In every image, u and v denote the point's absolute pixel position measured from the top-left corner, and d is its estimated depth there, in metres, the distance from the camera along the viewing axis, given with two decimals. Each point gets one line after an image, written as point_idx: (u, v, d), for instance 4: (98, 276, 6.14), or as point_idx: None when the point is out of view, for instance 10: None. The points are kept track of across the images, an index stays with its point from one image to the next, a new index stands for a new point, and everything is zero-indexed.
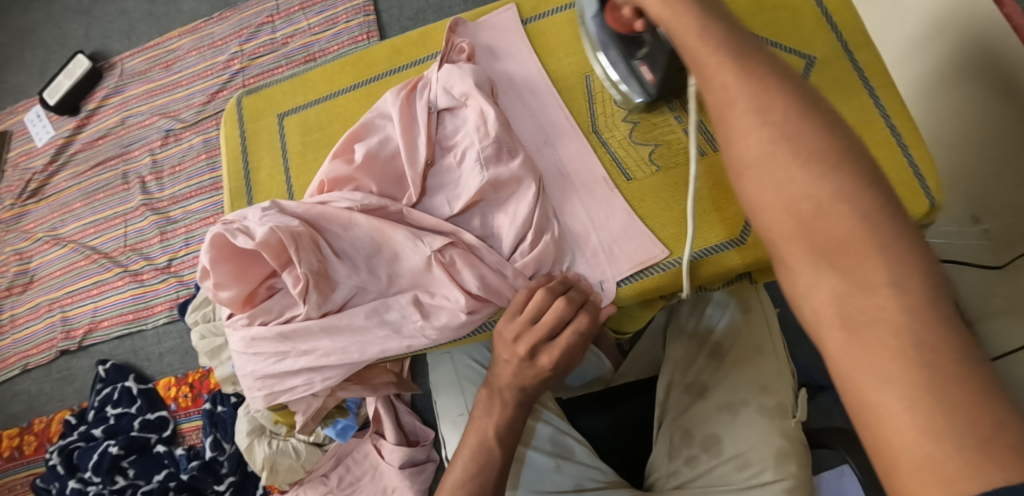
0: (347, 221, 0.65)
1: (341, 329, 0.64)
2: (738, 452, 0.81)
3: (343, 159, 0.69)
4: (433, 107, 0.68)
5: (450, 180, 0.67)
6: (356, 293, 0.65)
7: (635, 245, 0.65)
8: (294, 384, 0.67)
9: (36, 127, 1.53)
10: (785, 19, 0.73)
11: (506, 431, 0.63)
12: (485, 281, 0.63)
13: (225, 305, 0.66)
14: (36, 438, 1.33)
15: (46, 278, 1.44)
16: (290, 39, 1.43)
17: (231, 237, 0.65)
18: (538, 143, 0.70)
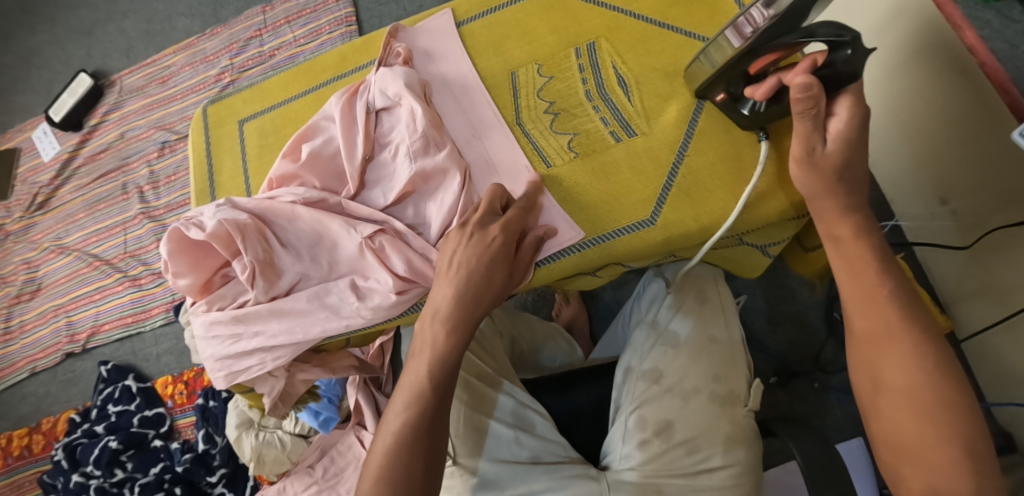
0: (291, 214, 0.71)
1: (286, 311, 0.70)
2: (688, 437, 0.82)
3: (291, 157, 0.75)
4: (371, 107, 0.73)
5: (385, 174, 0.72)
6: (300, 278, 0.71)
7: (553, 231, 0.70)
8: (249, 364, 0.72)
9: (43, 143, 1.62)
10: (699, 8, 0.77)
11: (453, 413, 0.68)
12: (414, 266, 0.68)
13: (184, 292, 0.72)
14: (43, 437, 1.41)
15: (52, 285, 1.52)
16: (277, 52, 1.50)
17: (185, 231, 0.70)
18: (464, 136, 0.75)
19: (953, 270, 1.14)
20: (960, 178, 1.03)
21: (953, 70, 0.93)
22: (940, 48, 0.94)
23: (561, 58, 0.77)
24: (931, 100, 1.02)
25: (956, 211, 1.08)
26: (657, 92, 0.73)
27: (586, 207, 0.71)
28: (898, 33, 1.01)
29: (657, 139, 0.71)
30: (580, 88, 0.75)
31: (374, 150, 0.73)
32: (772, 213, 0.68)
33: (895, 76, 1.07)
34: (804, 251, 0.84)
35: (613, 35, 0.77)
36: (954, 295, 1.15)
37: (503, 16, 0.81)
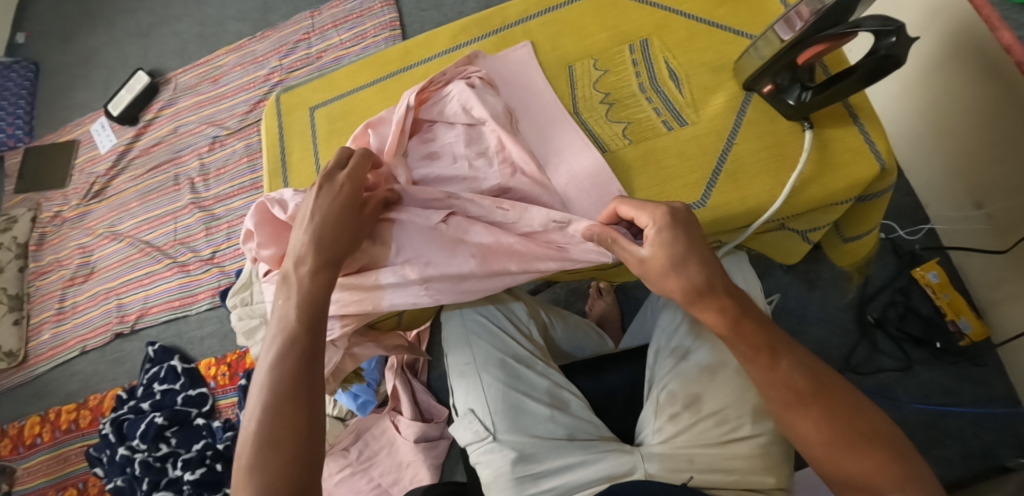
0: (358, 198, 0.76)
1: (357, 285, 0.76)
2: (717, 409, 0.85)
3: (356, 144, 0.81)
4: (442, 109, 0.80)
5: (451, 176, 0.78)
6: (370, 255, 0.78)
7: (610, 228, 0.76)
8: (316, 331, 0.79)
9: (101, 136, 1.71)
10: (745, 9, 0.82)
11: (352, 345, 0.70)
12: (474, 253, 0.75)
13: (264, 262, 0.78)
14: (90, 413, 1.47)
15: (105, 269, 1.60)
16: (323, 54, 1.58)
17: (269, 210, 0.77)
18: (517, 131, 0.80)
19: (988, 276, 1.21)
20: (995, 174, 1.12)
21: (989, 68, 1.04)
22: (977, 48, 1.05)
23: (614, 53, 0.83)
24: (966, 101, 1.11)
25: (991, 215, 1.16)
26: (705, 84, 0.79)
27: (640, 189, 0.76)
28: (934, 36, 1.12)
29: (706, 128, 0.77)
30: (633, 81, 0.81)
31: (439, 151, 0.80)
32: (817, 195, 0.73)
33: (930, 78, 1.17)
34: (843, 241, 0.88)
35: (663, 33, 0.83)
36: (990, 301, 1.22)
37: (559, 15, 0.87)
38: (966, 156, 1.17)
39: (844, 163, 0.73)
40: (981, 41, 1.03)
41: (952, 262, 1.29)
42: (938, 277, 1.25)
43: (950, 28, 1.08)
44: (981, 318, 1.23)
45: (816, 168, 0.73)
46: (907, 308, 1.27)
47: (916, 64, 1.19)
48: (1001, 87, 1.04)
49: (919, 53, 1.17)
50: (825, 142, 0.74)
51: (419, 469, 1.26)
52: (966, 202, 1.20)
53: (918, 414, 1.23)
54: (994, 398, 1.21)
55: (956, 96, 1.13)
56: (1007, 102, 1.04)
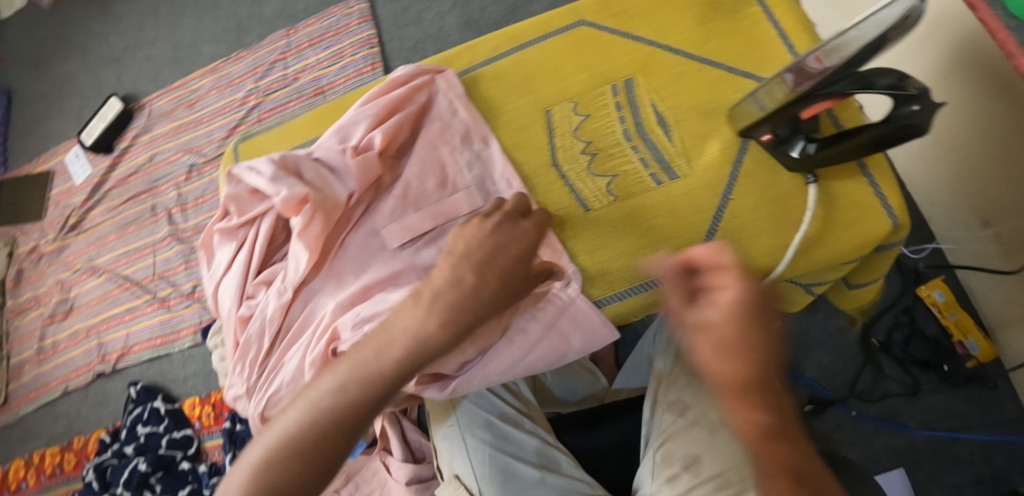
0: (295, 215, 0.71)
1: (257, 352, 0.75)
2: (717, 472, 0.82)
3: (339, 137, 0.76)
4: (471, 153, 0.77)
5: (436, 228, 0.73)
6: (273, 337, 0.75)
7: (546, 332, 0.72)
8: (233, 382, 0.78)
9: (75, 166, 1.65)
10: (743, 39, 0.77)
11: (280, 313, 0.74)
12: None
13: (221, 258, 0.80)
14: (75, 456, 1.42)
15: (84, 306, 1.54)
16: (300, 74, 1.51)
17: (234, 198, 0.78)
18: (504, 182, 0.76)
19: (997, 296, 1.14)
20: (1001, 192, 1.06)
21: (994, 80, 0.98)
22: (978, 60, 0.99)
23: (596, 95, 0.78)
24: (971, 116, 1.05)
25: (999, 234, 1.10)
26: (696, 130, 0.74)
27: (635, 246, 0.73)
28: (934, 49, 1.06)
29: (698, 182, 0.72)
30: (617, 127, 0.76)
31: (434, 191, 0.75)
32: (828, 255, 0.70)
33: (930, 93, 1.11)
34: (848, 288, 0.82)
35: (650, 72, 0.77)
36: (999, 320, 1.15)
37: (530, 52, 0.81)
38: (972, 173, 1.10)
39: (853, 222, 0.70)
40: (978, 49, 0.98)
41: (958, 280, 1.22)
42: (944, 297, 1.19)
43: (949, 40, 1.02)
44: (990, 339, 1.17)
45: (824, 225, 0.70)
46: (912, 330, 1.21)
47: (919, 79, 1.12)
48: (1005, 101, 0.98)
49: (918, 66, 1.11)
50: (832, 198, 0.71)
51: None
52: (971, 219, 1.14)
53: (926, 441, 1.17)
54: (1006, 421, 1.15)
55: (959, 111, 1.07)
56: (1012, 114, 0.98)
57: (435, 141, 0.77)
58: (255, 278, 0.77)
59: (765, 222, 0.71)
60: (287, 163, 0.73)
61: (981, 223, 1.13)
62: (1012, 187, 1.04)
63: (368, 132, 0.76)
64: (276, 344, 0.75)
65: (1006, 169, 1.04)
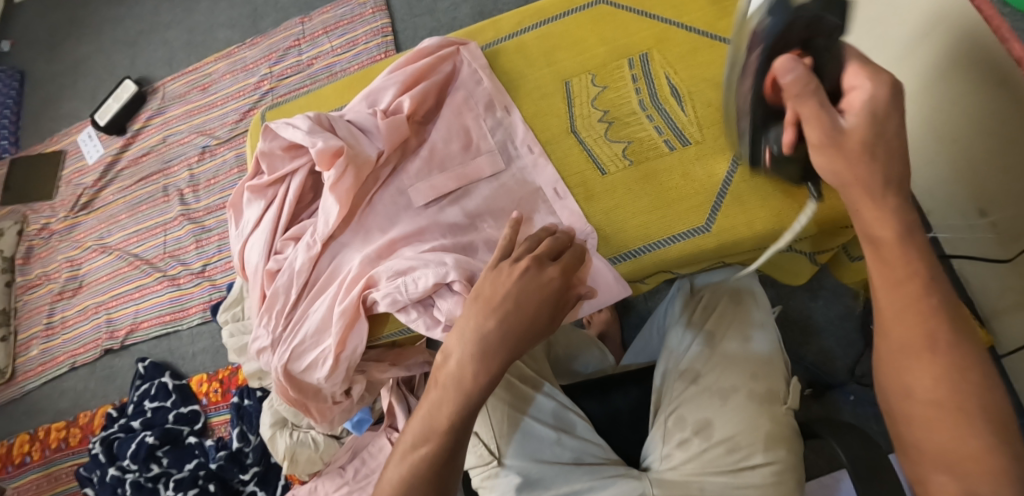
0: (328, 169, 0.77)
1: (285, 302, 0.81)
2: (727, 436, 0.86)
3: (368, 102, 0.82)
4: (494, 119, 0.81)
5: (460, 188, 0.79)
6: (301, 288, 0.81)
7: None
8: (257, 334, 0.83)
9: (88, 146, 1.67)
10: None
11: (309, 264, 0.80)
12: (422, 301, 0.75)
13: (252, 216, 0.86)
14: (80, 430, 1.43)
15: (94, 283, 1.56)
16: (314, 61, 1.54)
17: (266, 155, 0.84)
18: (524, 147, 0.80)
19: (992, 284, 1.18)
20: (998, 183, 1.08)
21: (994, 78, 0.99)
22: (980, 56, 1.00)
23: (614, 68, 0.81)
24: (973, 110, 1.07)
25: (995, 223, 1.13)
26: (708, 101, 0.78)
27: (644, 207, 0.76)
28: (935, 44, 1.08)
29: (710, 148, 0.76)
30: (633, 98, 0.80)
31: (458, 153, 0.80)
32: (832, 214, 0.72)
33: (930, 87, 1.14)
34: (850, 260, 0.85)
35: (664, 47, 0.81)
36: (995, 309, 1.20)
37: (548, 30, 0.85)
38: (971, 165, 1.13)
39: None
40: (976, 39, 0.99)
41: (955, 271, 1.27)
42: None
43: (954, 35, 1.03)
44: (986, 327, 1.21)
45: (829, 187, 0.72)
46: None
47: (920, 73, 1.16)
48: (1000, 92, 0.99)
49: (920, 61, 1.14)
50: None
51: None
52: (970, 209, 1.18)
53: None
54: None
55: (958, 105, 1.10)
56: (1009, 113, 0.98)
57: (458, 107, 0.82)
58: (283, 234, 0.84)
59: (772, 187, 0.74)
60: (322, 120, 0.79)
61: (978, 213, 1.17)
62: (1007, 178, 1.06)
63: (396, 97, 0.80)
64: (303, 295, 0.81)
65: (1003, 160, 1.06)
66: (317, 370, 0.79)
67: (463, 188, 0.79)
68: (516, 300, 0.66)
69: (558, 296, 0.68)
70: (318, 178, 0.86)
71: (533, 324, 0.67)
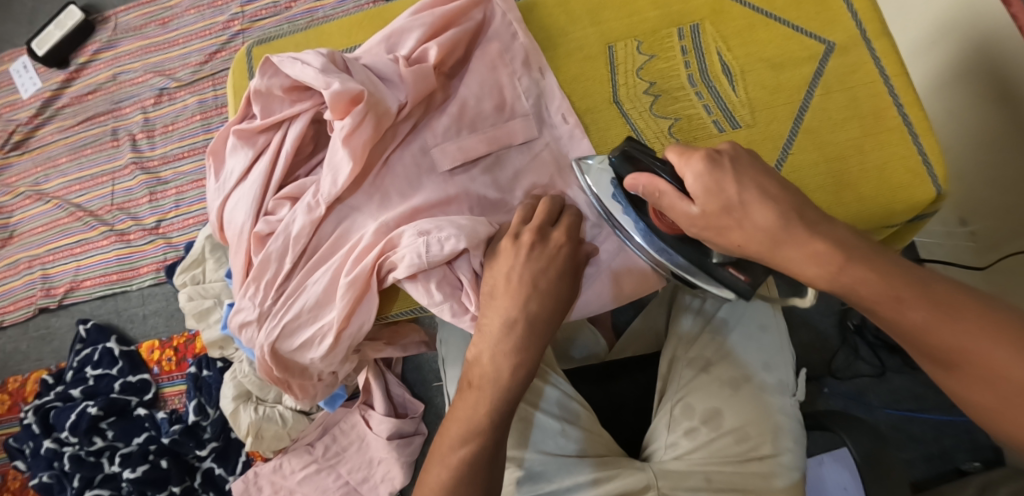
0: (343, 116, 0.68)
1: (276, 270, 0.71)
2: (736, 426, 0.79)
3: (388, 45, 0.74)
4: (531, 78, 0.76)
5: (490, 154, 0.74)
6: (297, 255, 0.71)
7: (599, 274, 0.72)
8: (240, 306, 0.73)
9: (22, 78, 1.48)
10: (807, 3, 0.76)
11: (309, 229, 0.71)
12: (450, 283, 0.68)
13: (239, 166, 0.76)
14: (10, 397, 1.30)
15: (26, 234, 1.40)
16: (293, 4, 1.40)
17: (261, 93, 0.73)
18: (559, 116, 0.75)
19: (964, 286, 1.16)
20: (983, 194, 1.05)
21: (993, 91, 0.96)
22: (982, 68, 0.96)
23: (663, 37, 0.77)
24: (972, 123, 1.03)
25: (975, 233, 1.10)
26: (762, 84, 0.75)
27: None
28: (942, 51, 1.04)
29: (761, 133, 0.74)
30: (683, 71, 0.76)
31: (490, 114, 0.75)
32: (875, 214, 0.71)
33: (932, 94, 1.10)
34: None
35: (719, 19, 0.77)
36: None
37: None
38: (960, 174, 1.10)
39: (904, 186, 0.71)
40: (991, 39, 0.93)
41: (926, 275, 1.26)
42: None
43: (959, 46, 1.00)
44: None
45: (876, 187, 0.71)
46: None
47: (925, 77, 1.11)
48: (1003, 107, 0.95)
49: (924, 68, 1.10)
50: (885, 161, 0.71)
51: (391, 467, 1.17)
52: (950, 218, 1.16)
53: (887, 419, 1.12)
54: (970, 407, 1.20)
55: (958, 117, 1.06)
56: (1006, 126, 0.95)
57: (487, 65, 0.75)
58: (276, 192, 0.74)
59: (821, 177, 0.72)
60: (337, 59, 0.71)
61: (959, 221, 1.15)
62: (996, 189, 1.02)
63: (420, 43, 0.74)
64: (300, 263, 0.71)
65: (993, 172, 1.02)
66: (312, 350, 0.71)
67: (493, 157, 0.74)
68: (534, 285, 0.64)
69: (571, 263, 0.66)
70: (320, 127, 0.77)
71: (558, 303, 0.65)
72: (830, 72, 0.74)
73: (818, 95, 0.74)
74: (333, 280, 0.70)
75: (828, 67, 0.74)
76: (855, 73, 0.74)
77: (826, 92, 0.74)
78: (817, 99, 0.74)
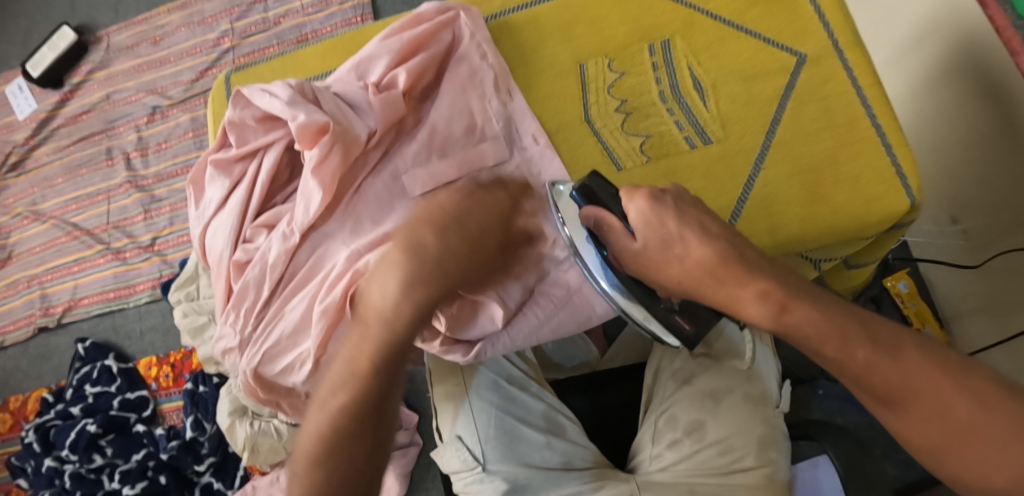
0: (312, 147, 0.71)
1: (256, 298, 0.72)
2: (721, 437, 0.79)
3: (357, 72, 0.76)
4: (502, 99, 0.77)
5: (460, 176, 0.75)
6: (276, 282, 0.72)
7: (569, 296, 0.76)
8: (223, 333, 0.75)
9: (18, 99, 1.50)
10: (778, 15, 0.77)
11: (286, 258, 0.72)
12: None
13: (217, 195, 0.77)
14: (12, 416, 1.32)
15: (24, 254, 1.42)
16: (282, 19, 1.41)
17: (235, 124, 0.75)
18: (529, 138, 0.77)
19: (956, 286, 1.15)
20: (973, 193, 1.04)
21: (981, 90, 0.95)
22: (971, 67, 0.96)
23: (635, 52, 0.79)
24: (960, 123, 1.03)
25: (966, 231, 1.09)
26: (733, 97, 0.76)
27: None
28: (930, 49, 1.04)
29: (734, 146, 0.75)
30: (654, 87, 0.78)
31: (461, 135, 0.76)
32: (849, 226, 0.72)
33: (919, 93, 1.10)
34: (845, 267, 0.85)
35: (690, 33, 0.79)
36: (954, 313, 1.17)
37: (549, 11, 0.82)
38: (949, 172, 1.09)
39: (878, 196, 0.72)
40: (979, 38, 0.92)
41: (920, 272, 1.24)
42: (907, 288, 1.20)
43: (944, 45, 1.00)
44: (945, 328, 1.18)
45: (850, 199, 0.72)
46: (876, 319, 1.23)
47: (911, 75, 1.11)
48: (993, 106, 0.95)
49: (911, 65, 1.10)
50: (858, 172, 0.73)
51: (386, 479, 1.18)
52: (942, 216, 1.14)
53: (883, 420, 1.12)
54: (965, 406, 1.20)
55: (945, 116, 1.06)
56: (995, 128, 0.95)
57: (461, 86, 0.77)
58: (254, 220, 0.75)
59: (794, 189, 0.73)
60: (305, 91, 0.73)
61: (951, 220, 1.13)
62: (985, 189, 1.02)
63: (388, 70, 0.75)
64: (280, 291, 0.73)
65: (984, 171, 1.01)
66: (294, 375, 0.72)
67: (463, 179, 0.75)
68: None
69: None
70: (295, 153, 0.77)
71: None
72: (800, 83, 0.75)
73: (789, 107, 0.75)
74: (309, 306, 0.70)
75: (800, 79, 0.75)
76: (826, 84, 0.75)
77: (798, 104, 0.75)
78: (787, 111, 0.75)
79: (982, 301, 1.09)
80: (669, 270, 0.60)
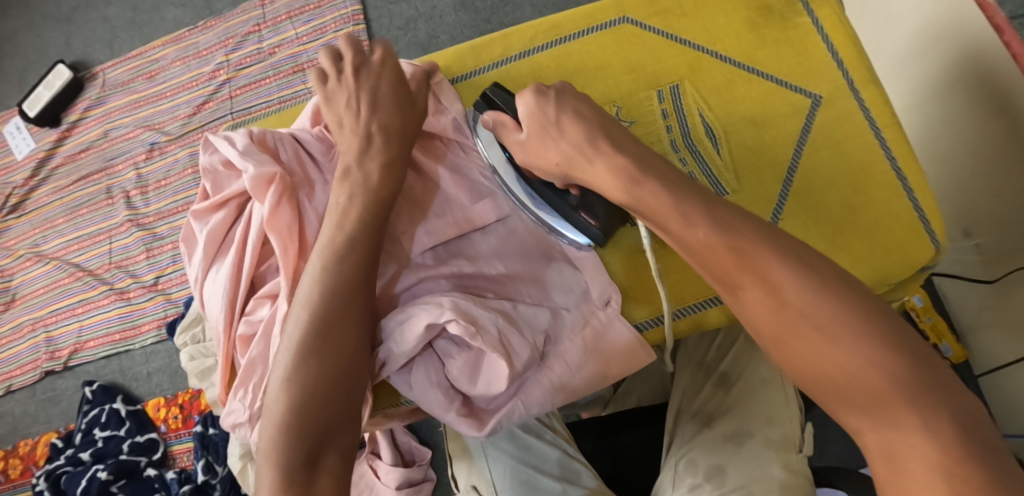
0: (262, 198, 0.72)
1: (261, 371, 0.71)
2: (742, 484, 0.74)
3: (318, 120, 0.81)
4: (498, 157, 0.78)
5: (460, 235, 0.75)
6: None
7: (587, 357, 0.71)
8: (231, 406, 0.72)
9: (17, 139, 1.49)
10: (789, 54, 0.77)
11: None
12: (436, 374, 0.70)
13: (204, 253, 0.76)
14: (21, 462, 1.31)
15: (28, 296, 1.41)
16: (277, 49, 1.38)
17: (208, 172, 0.77)
18: None
19: (971, 299, 1.11)
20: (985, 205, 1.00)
21: (992, 105, 0.92)
22: (978, 80, 0.92)
23: (642, 100, 0.78)
24: (965, 132, 1.00)
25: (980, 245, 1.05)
26: (746, 144, 0.75)
27: (673, 267, 0.76)
28: (932, 61, 1.01)
29: (749, 197, 0.73)
30: (665, 136, 0.76)
31: (462, 199, 0.77)
32: (873, 275, 0.70)
33: (922, 104, 1.07)
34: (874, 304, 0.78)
35: (697, 77, 0.77)
36: (971, 325, 1.13)
37: (546, 56, 0.81)
38: (959, 184, 1.04)
39: (900, 244, 0.70)
40: (985, 52, 0.89)
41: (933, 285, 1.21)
42: (923, 302, 1.15)
43: (948, 56, 0.96)
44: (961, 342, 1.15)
45: (871, 249, 0.70)
46: None
47: (918, 86, 1.07)
48: (1000, 119, 0.91)
49: (914, 77, 1.07)
50: (879, 219, 0.71)
51: None
52: (954, 231, 1.10)
53: None
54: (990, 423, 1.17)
55: (950, 127, 1.03)
56: (1006, 141, 0.92)
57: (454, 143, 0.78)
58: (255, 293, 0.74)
59: (816, 239, 0.71)
60: (260, 140, 0.75)
61: (963, 234, 1.09)
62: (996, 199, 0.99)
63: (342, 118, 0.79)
64: None
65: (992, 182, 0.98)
66: None
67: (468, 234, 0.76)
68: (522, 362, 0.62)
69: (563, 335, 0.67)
70: None
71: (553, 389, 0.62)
72: (817, 125, 0.74)
73: (806, 152, 0.74)
74: None
75: (816, 119, 0.75)
76: (841, 125, 0.74)
77: (814, 149, 0.74)
78: (805, 155, 0.74)
79: (998, 314, 1.05)
80: (547, 154, 0.67)
